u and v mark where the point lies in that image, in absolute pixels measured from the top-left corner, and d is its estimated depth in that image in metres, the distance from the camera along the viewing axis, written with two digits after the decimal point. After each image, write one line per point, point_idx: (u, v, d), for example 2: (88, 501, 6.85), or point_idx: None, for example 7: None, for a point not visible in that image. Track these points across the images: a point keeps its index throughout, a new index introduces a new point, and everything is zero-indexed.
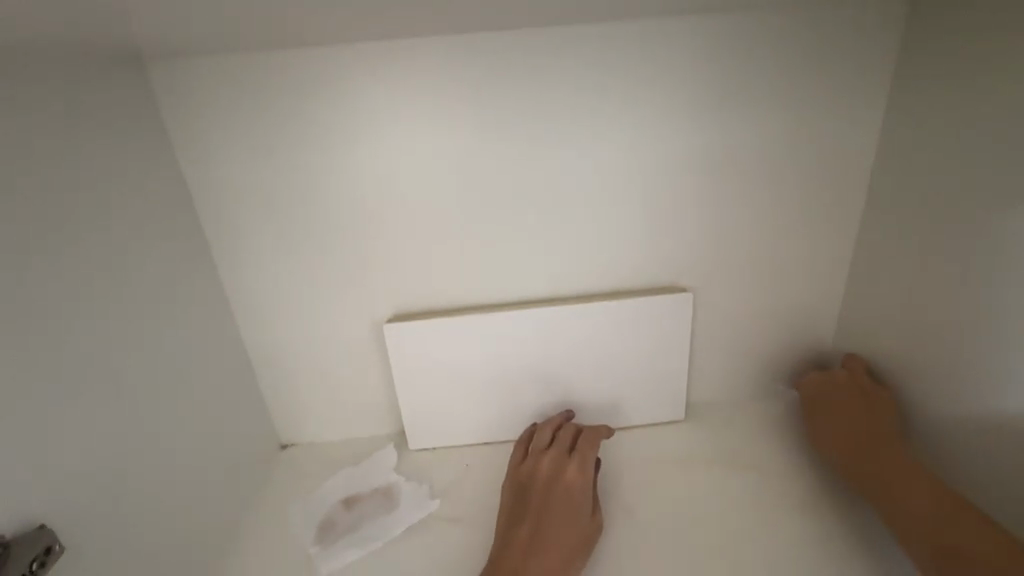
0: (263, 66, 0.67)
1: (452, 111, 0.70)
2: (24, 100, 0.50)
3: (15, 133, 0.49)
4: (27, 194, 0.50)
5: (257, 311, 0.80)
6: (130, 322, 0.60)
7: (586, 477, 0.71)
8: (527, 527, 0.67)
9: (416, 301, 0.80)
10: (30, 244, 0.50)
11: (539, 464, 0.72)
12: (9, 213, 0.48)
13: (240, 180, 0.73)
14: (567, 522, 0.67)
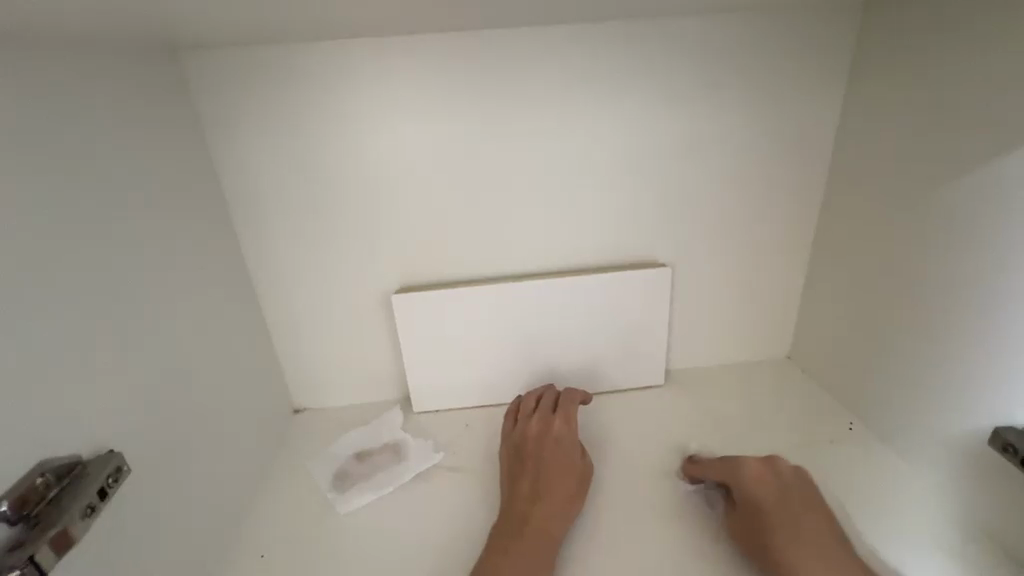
0: (285, 57, 0.74)
1: (457, 101, 0.78)
2: (90, 87, 0.57)
3: (83, 113, 0.56)
4: (96, 168, 0.57)
5: (273, 283, 0.86)
6: (173, 285, 0.67)
7: (570, 429, 0.80)
8: (528, 478, 0.74)
9: (422, 274, 0.88)
10: (99, 211, 0.56)
11: (528, 426, 0.81)
12: (83, 182, 0.55)
13: (262, 162, 0.79)
14: (562, 469, 0.75)
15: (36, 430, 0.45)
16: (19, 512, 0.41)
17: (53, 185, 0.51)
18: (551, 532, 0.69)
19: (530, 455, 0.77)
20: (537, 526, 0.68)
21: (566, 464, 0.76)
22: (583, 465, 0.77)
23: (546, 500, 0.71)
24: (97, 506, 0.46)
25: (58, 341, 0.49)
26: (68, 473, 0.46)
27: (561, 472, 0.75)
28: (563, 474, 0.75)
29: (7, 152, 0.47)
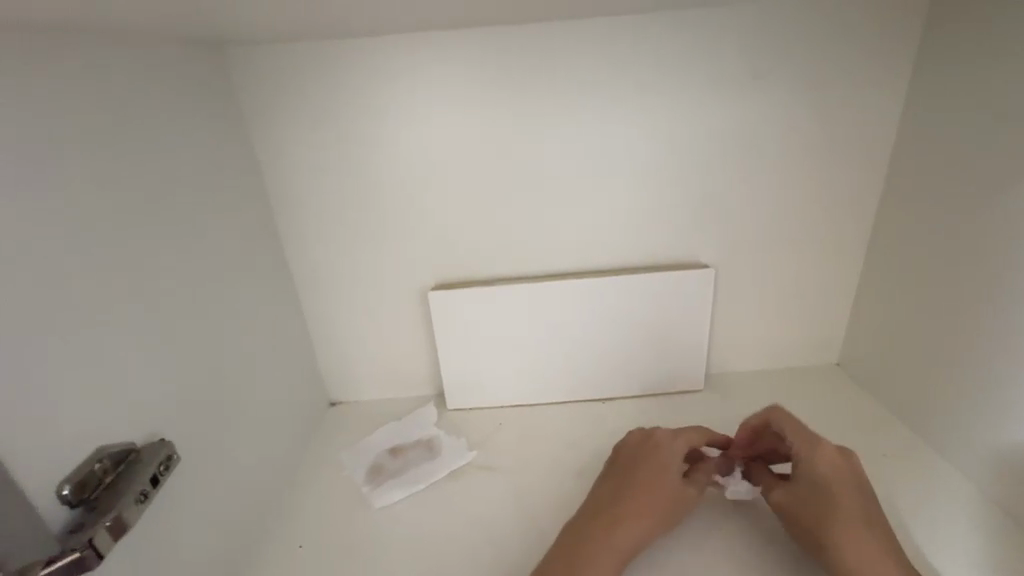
0: (330, 52, 0.74)
1: (499, 96, 0.77)
2: (146, 82, 0.58)
3: (141, 109, 0.57)
4: (152, 162, 0.58)
5: (313, 277, 0.87)
6: (218, 277, 0.68)
7: (676, 441, 0.73)
8: (612, 493, 0.68)
9: (459, 271, 0.87)
10: (154, 204, 0.58)
11: (667, 434, 0.74)
12: (141, 176, 0.56)
13: (304, 156, 0.80)
14: (652, 482, 0.68)
15: (96, 414, 0.47)
16: (78, 496, 0.42)
17: (110, 177, 0.52)
18: (624, 555, 0.63)
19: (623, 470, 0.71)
20: (595, 535, 0.64)
21: (665, 484, 0.68)
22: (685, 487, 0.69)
23: (628, 518, 0.65)
24: (150, 492, 0.46)
25: (119, 329, 0.50)
26: (123, 458, 0.47)
27: (653, 489, 0.68)
28: (649, 486, 0.68)
29: (72, 147, 0.48)
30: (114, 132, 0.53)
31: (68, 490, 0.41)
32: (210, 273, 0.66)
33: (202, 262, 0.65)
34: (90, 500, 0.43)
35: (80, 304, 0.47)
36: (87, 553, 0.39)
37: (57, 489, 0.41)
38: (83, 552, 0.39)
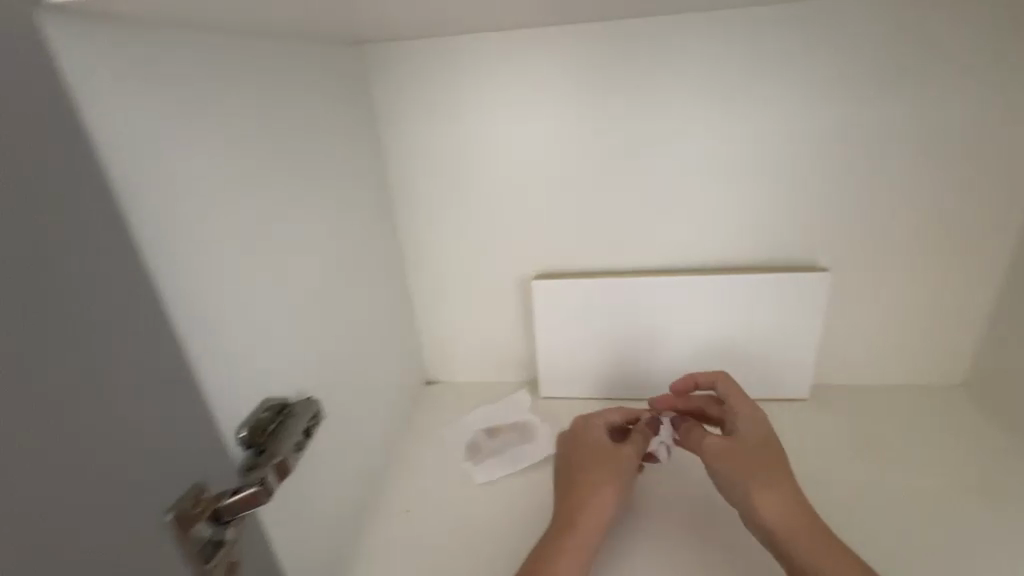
0: (456, 48, 0.78)
1: (614, 91, 0.77)
2: (304, 74, 0.64)
3: (301, 101, 0.63)
4: (308, 149, 0.64)
5: (420, 261, 0.92)
6: (349, 257, 0.74)
7: (589, 429, 0.73)
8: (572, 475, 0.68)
9: (561, 263, 0.89)
10: (307, 187, 0.64)
11: (582, 419, 0.75)
12: (300, 162, 0.62)
13: (422, 146, 0.84)
14: (580, 472, 0.68)
15: (262, 372, 0.53)
16: (250, 440, 0.49)
17: (279, 162, 0.59)
18: (592, 534, 0.63)
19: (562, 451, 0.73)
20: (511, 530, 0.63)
21: (605, 460, 0.68)
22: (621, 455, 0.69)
23: (586, 495, 0.65)
24: (302, 442, 0.52)
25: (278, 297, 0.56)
26: (280, 411, 0.53)
27: (604, 465, 0.68)
28: (598, 481, 0.66)
29: (255, 134, 0.55)
30: (281, 123, 0.59)
31: (244, 433, 0.48)
32: (343, 253, 0.72)
33: (338, 242, 0.71)
34: (259, 444, 0.49)
35: (254, 274, 0.53)
36: (263, 487, 0.44)
37: (237, 431, 0.48)
38: (260, 486, 0.44)
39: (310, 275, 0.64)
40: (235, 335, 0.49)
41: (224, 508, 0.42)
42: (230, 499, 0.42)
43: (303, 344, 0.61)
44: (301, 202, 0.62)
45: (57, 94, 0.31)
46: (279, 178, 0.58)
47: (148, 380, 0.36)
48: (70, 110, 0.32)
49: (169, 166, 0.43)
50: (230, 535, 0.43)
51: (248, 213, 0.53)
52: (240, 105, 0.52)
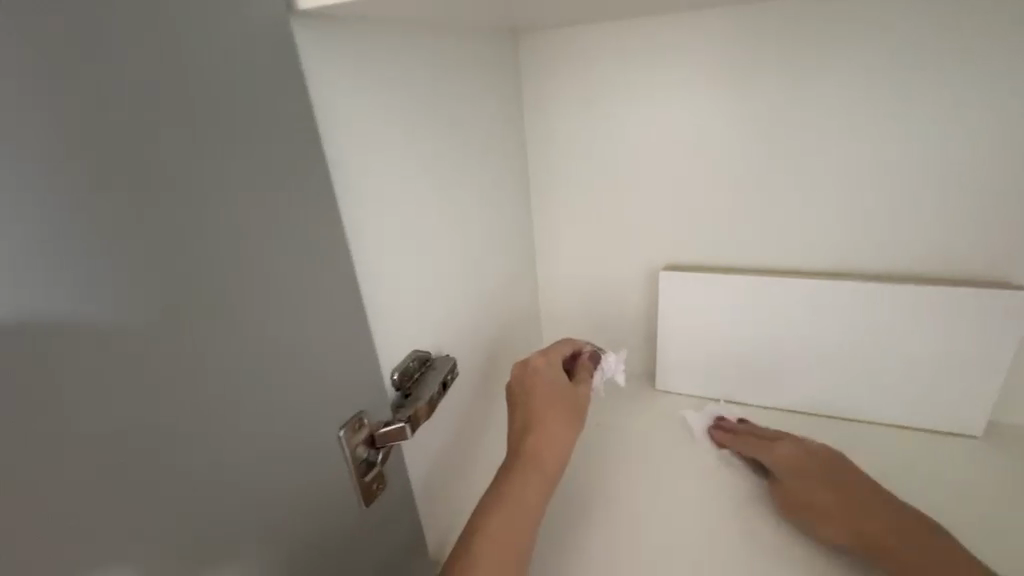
0: (610, 37, 0.78)
1: (778, 79, 0.72)
2: (471, 64, 0.70)
3: (468, 90, 0.69)
4: (468, 132, 0.70)
5: (550, 244, 0.95)
6: (492, 234, 0.79)
7: (549, 360, 0.71)
8: (526, 416, 0.64)
9: (695, 256, 0.86)
10: (465, 167, 0.70)
11: (542, 356, 0.71)
12: (461, 145, 0.68)
13: (563, 134, 0.86)
14: (549, 400, 0.65)
15: (410, 327, 0.60)
16: (400, 383, 0.57)
17: (445, 144, 0.65)
18: (554, 471, 0.60)
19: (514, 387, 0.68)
20: (545, 470, 0.59)
21: (559, 401, 0.66)
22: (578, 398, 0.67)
23: (544, 427, 0.62)
24: (440, 393, 0.58)
25: (430, 264, 0.64)
26: (424, 363, 0.61)
27: (557, 404, 0.65)
28: (552, 409, 0.64)
29: (426, 118, 0.61)
30: (448, 110, 0.65)
31: (396, 375, 0.56)
32: (487, 230, 0.78)
33: (484, 220, 0.77)
34: (406, 389, 0.57)
35: (411, 241, 0.60)
36: (407, 424, 0.51)
37: (391, 373, 0.57)
38: (405, 424, 0.51)
39: (458, 247, 0.70)
40: (393, 294, 0.57)
41: (377, 436, 0.50)
42: (383, 431, 0.50)
43: (444, 309, 0.68)
44: (456, 182, 0.68)
45: (293, 97, 0.40)
46: (441, 159, 0.64)
47: (332, 328, 0.45)
48: (302, 111, 0.41)
49: (356, 142, 0.51)
50: (379, 460, 0.51)
51: (414, 187, 0.60)
52: (416, 95, 0.59)
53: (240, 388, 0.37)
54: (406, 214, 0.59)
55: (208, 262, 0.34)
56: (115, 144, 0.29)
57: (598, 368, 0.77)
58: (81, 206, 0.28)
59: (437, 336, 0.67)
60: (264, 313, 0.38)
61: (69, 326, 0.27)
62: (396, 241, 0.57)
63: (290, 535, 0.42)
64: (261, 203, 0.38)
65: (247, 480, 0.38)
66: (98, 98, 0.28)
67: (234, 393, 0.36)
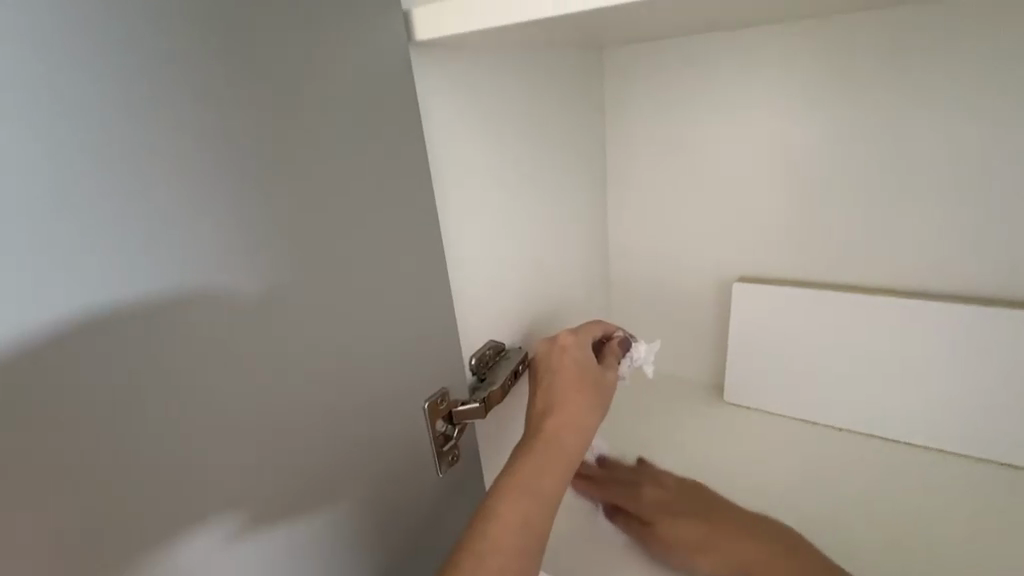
0: (699, 51, 0.79)
1: (873, 92, 0.70)
2: (559, 78, 0.74)
3: (555, 102, 0.73)
4: (553, 141, 0.74)
5: (624, 251, 0.96)
6: (568, 237, 0.83)
7: (579, 343, 0.73)
8: (549, 397, 0.67)
9: (773, 269, 0.85)
10: (549, 175, 0.75)
11: (570, 336, 0.74)
12: (545, 153, 0.73)
13: (646, 144, 0.87)
14: (572, 384, 0.68)
15: (487, 318, 0.66)
16: (476, 368, 0.63)
17: (530, 152, 0.70)
18: (575, 455, 0.63)
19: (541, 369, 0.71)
20: (564, 453, 0.62)
21: (584, 386, 0.68)
22: (602, 380, 0.69)
23: (567, 412, 0.65)
24: (513, 381, 0.63)
25: (508, 262, 0.69)
26: (500, 352, 0.66)
27: (582, 389, 0.68)
28: (575, 394, 0.67)
29: (515, 129, 0.66)
30: (537, 123, 0.70)
31: (474, 361, 0.62)
32: (563, 233, 0.81)
33: (562, 224, 0.80)
34: (482, 374, 0.63)
35: (491, 241, 0.65)
36: (482, 404, 0.57)
37: (470, 358, 0.63)
38: (479, 404, 0.57)
39: (536, 248, 0.74)
40: (472, 287, 0.63)
41: (454, 413, 0.56)
42: (460, 409, 0.56)
43: (518, 306, 0.72)
44: (542, 189, 0.73)
45: (393, 116, 0.49)
46: (528, 168, 0.70)
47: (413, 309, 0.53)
48: (400, 128, 0.50)
49: (451, 151, 0.57)
50: (455, 435, 0.57)
51: (498, 191, 0.65)
52: (509, 110, 0.65)
53: (341, 350, 0.46)
54: (489, 217, 0.64)
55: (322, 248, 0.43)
56: (266, 157, 0.39)
57: (626, 356, 0.79)
58: (240, 202, 0.38)
59: (511, 329, 0.72)
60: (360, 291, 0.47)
61: (227, 290, 0.37)
62: (481, 240, 0.63)
63: (371, 479, 0.50)
64: (360, 202, 0.47)
65: (340, 427, 0.46)
66: (258, 124, 0.39)
67: (336, 354, 0.46)
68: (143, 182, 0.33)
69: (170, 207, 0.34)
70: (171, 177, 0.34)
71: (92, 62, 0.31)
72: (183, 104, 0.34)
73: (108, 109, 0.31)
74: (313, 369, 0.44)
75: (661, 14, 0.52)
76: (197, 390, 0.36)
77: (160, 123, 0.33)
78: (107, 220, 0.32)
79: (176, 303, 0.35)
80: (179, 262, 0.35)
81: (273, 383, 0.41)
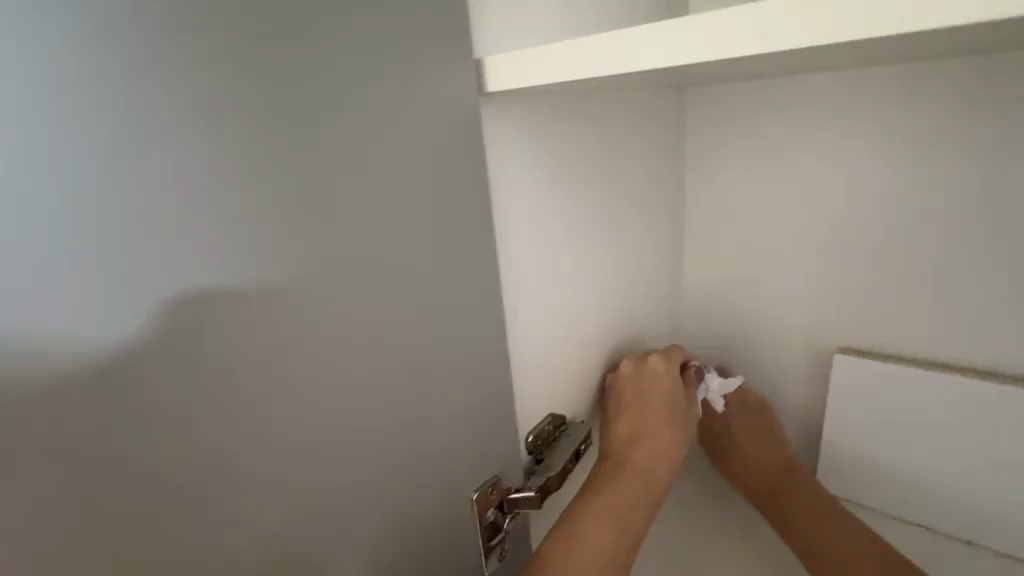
0: (791, 98, 0.70)
1: (1006, 146, 0.58)
2: (637, 122, 0.67)
3: (630, 148, 0.66)
4: (627, 190, 0.67)
5: (698, 306, 0.86)
6: (638, 291, 0.75)
7: (670, 367, 0.65)
8: (632, 426, 0.60)
9: (878, 341, 0.71)
10: (619, 226, 0.67)
11: (662, 360, 0.66)
12: (617, 203, 0.66)
13: (730, 194, 0.78)
14: (659, 416, 0.61)
15: (540, 388, 0.59)
16: (533, 446, 0.57)
17: (600, 202, 0.63)
18: (653, 497, 0.57)
19: (622, 406, 0.62)
20: (643, 492, 0.56)
21: (671, 420, 0.61)
22: (689, 419, 0.62)
23: (650, 448, 0.59)
24: (571, 463, 0.57)
25: (569, 323, 0.62)
26: (558, 427, 0.60)
27: (670, 424, 0.61)
28: (661, 429, 0.60)
29: (583, 177, 0.60)
30: (608, 170, 0.63)
31: (531, 439, 0.57)
32: (633, 289, 0.73)
33: (632, 278, 0.72)
34: (538, 453, 0.57)
35: (551, 300, 0.59)
36: (538, 494, 0.51)
37: (526, 435, 0.57)
38: (535, 492, 0.52)
39: (602, 306, 0.67)
40: (526, 351, 0.57)
41: (507, 501, 0.51)
42: (512, 496, 0.51)
43: (578, 371, 0.65)
44: (609, 247, 0.66)
45: (444, 174, 0.44)
46: (596, 218, 0.63)
47: (459, 384, 0.49)
48: (453, 184, 0.45)
49: (510, 205, 0.52)
50: (506, 525, 0.52)
51: (562, 245, 0.59)
52: (576, 160, 0.58)
53: (365, 427, 0.42)
54: (550, 274, 0.58)
55: (359, 320, 0.40)
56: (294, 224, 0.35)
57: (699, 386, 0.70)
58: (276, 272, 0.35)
59: (568, 399, 0.64)
60: (400, 364, 0.43)
61: (252, 361, 0.35)
62: (537, 300, 0.57)
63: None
64: (405, 266, 0.43)
65: (372, 509, 0.43)
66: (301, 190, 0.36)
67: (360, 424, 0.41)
68: (166, 250, 0.30)
69: (192, 273, 0.31)
70: (193, 241, 0.31)
71: (120, 128, 0.28)
72: (217, 170, 0.32)
73: (149, 160, 0.29)
74: (337, 446, 0.40)
75: (755, 60, 0.44)
76: (208, 478, 0.33)
77: (197, 189, 0.31)
78: (146, 276, 0.30)
79: (191, 382, 0.32)
80: (204, 330, 0.32)
81: (296, 466, 0.38)
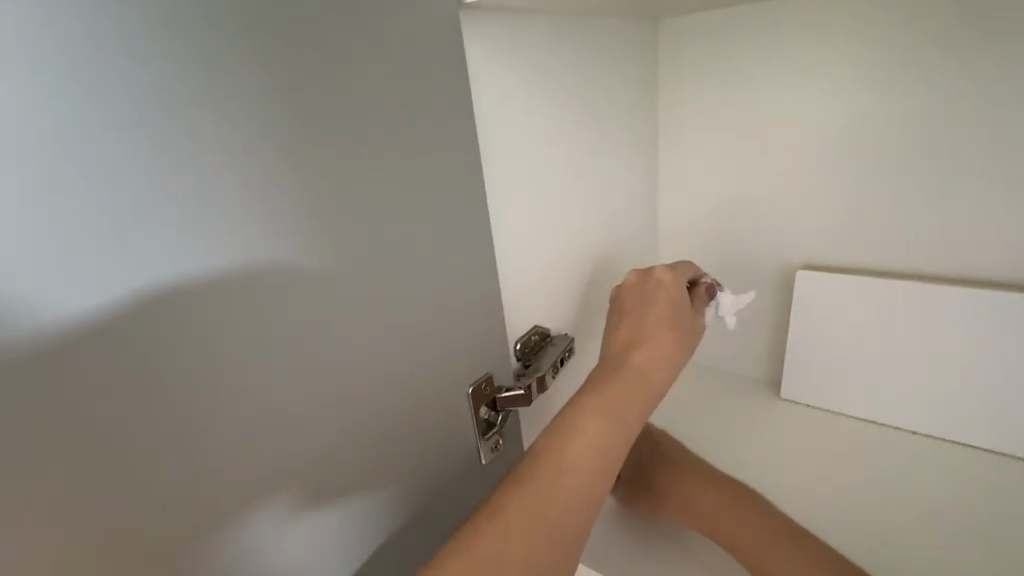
0: (756, 24, 0.73)
1: (941, 60, 0.63)
2: (613, 49, 0.70)
3: (606, 75, 0.69)
4: (604, 116, 0.70)
5: (674, 234, 0.91)
6: (617, 217, 0.78)
7: (675, 279, 0.70)
8: (636, 329, 0.66)
9: (837, 255, 0.77)
10: (597, 152, 0.70)
11: (666, 271, 0.72)
12: (594, 129, 0.69)
13: (703, 122, 0.82)
14: (660, 319, 0.66)
15: (526, 302, 0.64)
16: (521, 353, 0.62)
17: (578, 127, 0.66)
18: (654, 394, 0.60)
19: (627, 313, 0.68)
20: (643, 387, 0.60)
21: (672, 324, 0.65)
22: (691, 326, 0.66)
23: (653, 348, 0.63)
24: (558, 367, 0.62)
25: (552, 241, 0.66)
26: (544, 339, 0.65)
27: (672, 326, 0.65)
28: (663, 331, 0.65)
29: (562, 101, 0.63)
30: (585, 95, 0.66)
31: (520, 346, 0.62)
32: (612, 214, 0.77)
33: (612, 203, 0.76)
34: (526, 360, 0.63)
35: (535, 217, 0.63)
36: (527, 391, 0.56)
37: (514, 343, 0.62)
38: (524, 389, 0.57)
39: (583, 229, 0.71)
40: (511, 265, 0.61)
41: (499, 398, 0.56)
42: (504, 394, 0.56)
43: (562, 289, 0.69)
44: (589, 171, 0.69)
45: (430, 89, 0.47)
46: (575, 142, 0.66)
47: (449, 290, 0.53)
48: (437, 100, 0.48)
49: (493, 124, 0.55)
50: (499, 422, 0.57)
51: (543, 166, 0.62)
52: (555, 84, 0.61)
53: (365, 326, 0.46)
54: (532, 193, 0.61)
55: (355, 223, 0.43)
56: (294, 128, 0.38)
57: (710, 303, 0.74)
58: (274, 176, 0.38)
59: (553, 314, 0.69)
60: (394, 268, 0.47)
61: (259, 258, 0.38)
62: (521, 218, 0.61)
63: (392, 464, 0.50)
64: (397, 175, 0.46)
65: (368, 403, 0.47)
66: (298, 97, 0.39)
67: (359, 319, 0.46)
68: (179, 156, 0.33)
69: (196, 178, 0.34)
70: (201, 147, 0.34)
71: (125, 49, 0.31)
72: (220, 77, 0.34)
73: (158, 69, 0.32)
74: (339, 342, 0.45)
75: None
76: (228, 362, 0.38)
77: (201, 97, 0.34)
78: (162, 180, 0.33)
79: (191, 310, 0.35)
80: (217, 229, 0.36)
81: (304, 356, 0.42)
